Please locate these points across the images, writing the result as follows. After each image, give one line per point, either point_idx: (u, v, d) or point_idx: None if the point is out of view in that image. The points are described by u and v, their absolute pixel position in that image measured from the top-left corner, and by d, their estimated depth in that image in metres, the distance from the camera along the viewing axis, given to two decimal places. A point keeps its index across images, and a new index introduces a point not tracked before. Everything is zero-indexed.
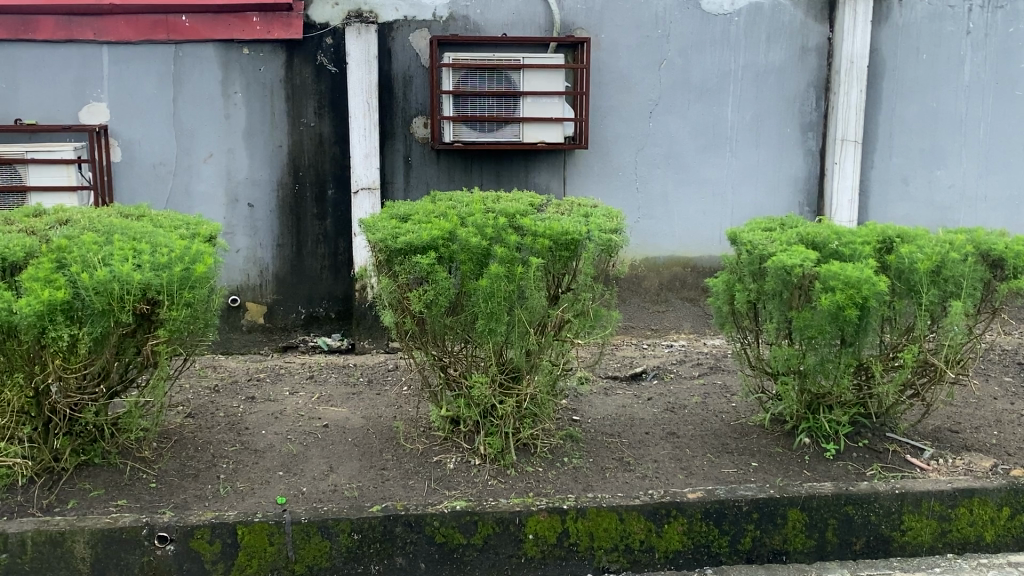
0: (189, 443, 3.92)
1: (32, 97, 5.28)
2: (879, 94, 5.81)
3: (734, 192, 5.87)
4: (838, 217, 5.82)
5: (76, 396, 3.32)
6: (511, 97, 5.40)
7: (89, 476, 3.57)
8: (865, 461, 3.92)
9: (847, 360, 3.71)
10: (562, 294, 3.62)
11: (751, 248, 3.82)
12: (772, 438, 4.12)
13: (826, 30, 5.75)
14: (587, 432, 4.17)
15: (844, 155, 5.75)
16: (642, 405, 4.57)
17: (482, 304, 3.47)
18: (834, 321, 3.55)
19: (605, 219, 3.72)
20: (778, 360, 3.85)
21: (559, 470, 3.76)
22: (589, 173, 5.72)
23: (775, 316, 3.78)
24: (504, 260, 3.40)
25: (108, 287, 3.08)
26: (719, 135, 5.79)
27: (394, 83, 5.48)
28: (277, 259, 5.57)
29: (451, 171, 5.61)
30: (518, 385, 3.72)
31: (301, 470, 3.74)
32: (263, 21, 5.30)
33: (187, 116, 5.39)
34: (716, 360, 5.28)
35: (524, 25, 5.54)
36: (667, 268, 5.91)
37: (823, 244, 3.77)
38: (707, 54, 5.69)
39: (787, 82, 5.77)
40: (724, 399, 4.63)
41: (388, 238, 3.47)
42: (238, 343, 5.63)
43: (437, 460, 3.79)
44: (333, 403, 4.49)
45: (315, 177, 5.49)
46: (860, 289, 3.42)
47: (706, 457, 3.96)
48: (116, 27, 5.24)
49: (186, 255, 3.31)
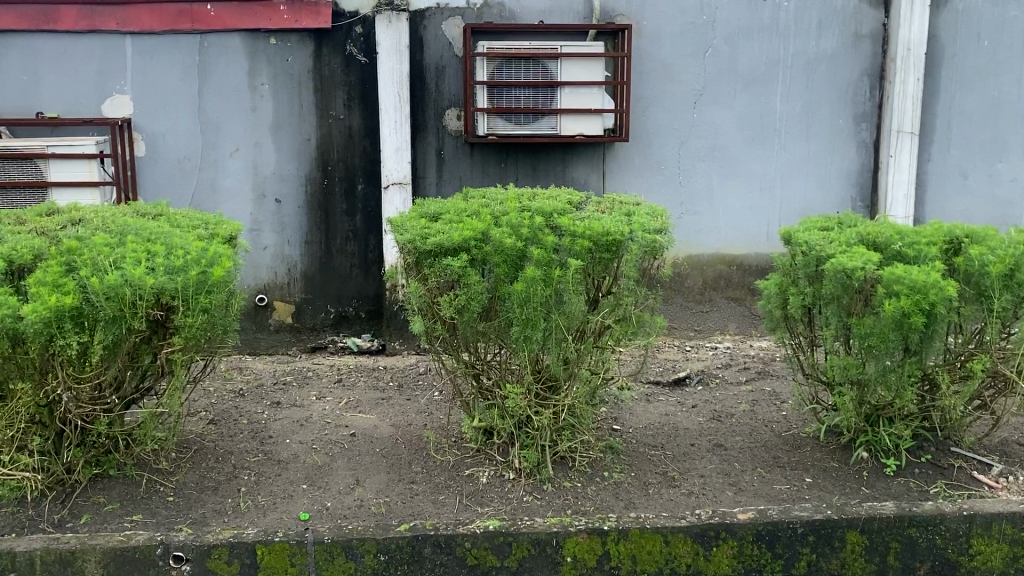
0: (210, 453, 3.73)
1: (54, 90, 5.12)
2: (936, 83, 5.50)
3: (782, 187, 5.59)
4: (893, 213, 5.51)
5: (89, 407, 3.15)
6: (548, 87, 5.16)
7: (105, 489, 3.39)
8: (928, 477, 3.65)
9: (910, 369, 3.43)
10: (603, 298, 3.42)
11: (807, 251, 3.55)
12: (827, 451, 3.86)
13: (881, 16, 5.44)
14: (628, 442, 3.93)
15: (899, 147, 5.45)
16: (686, 413, 4.32)
17: (517, 310, 3.25)
18: (898, 329, 3.28)
19: (649, 219, 3.48)
20: (836, 368, 3.59)
21: (599, 485, 3.53)
22: (630, 166, 5.46)
23: (831, 322, 3.54)
24: (541, 262, 3.20)
25: (120, 292, 2.92)
26: (767, 127, 5.51)
27: (427, 73, 5.26)
28: (306, 257, 5.38)
29: (485, 165, 5.38)
30: (555, 396, 3.50)
31: (326, 483, 3.54)
32: (291, 10, 5.10)
33: (213, 108, 5.21)
34: (765, 364, 5.01)
35: (563, 11, 5.29)
36: (712, 266, 5.64)
37: (885, 245, 3.50)
38: (755, 41, 5.41)
39: (840, 70, 5.47)
40: (774, 408, 4.38)
41: (418, 239, 3.26)
42: (266, 343, 5.44)
43: (470, 474, 3.58)
44: (362, 409, 4.29)
45: (345, 172, 5.29)
46: (926, 294, 3.16)
47: (755, 472, 3.71)
48: (139, 16, 5.08)
49: (203, 257, 3.12)
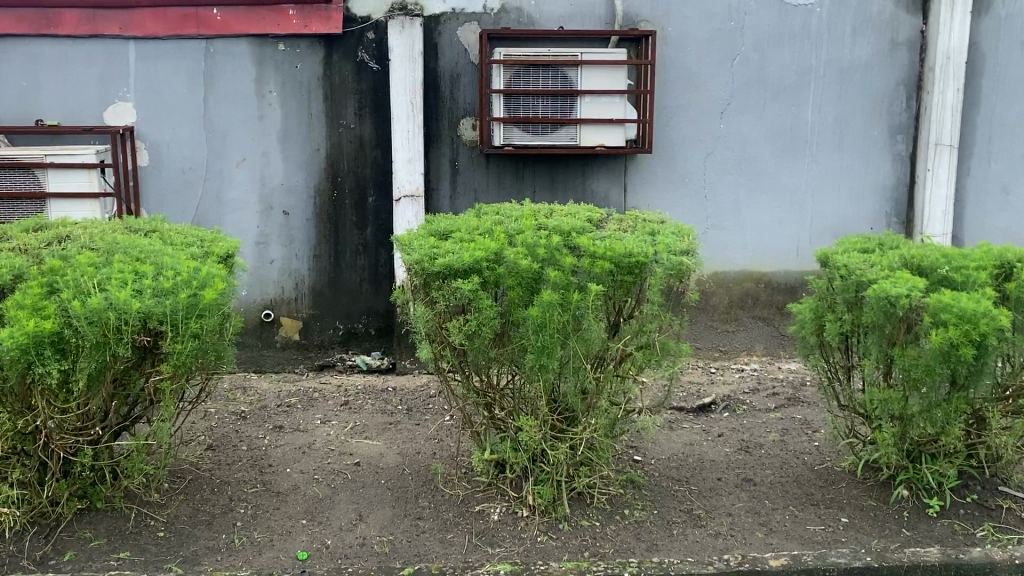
0: (205, 484, 3.51)
1: (54, 97, 4.94)
2: (977, 93, 5.23)
3: (813, 201, 5.33)
4: (930, 229, 5.24)
5: (73, 437, 2.96)
6: (567, 97, 4.92)
7: (91, 523, 3.18)
8: (975, 520, 3.37)
9: (957, 406, 3.17)
10: (625, 322, 3.18)
11: (846, 275, 3.31)
12: (864, 488, 3.59)
13: (918, 22, 5.18)
14: (650, 475, 3.69)
15: (938, 160, 5.18)
16: (712, 443, 4.07)
17: (533, 336, 3.02)
18: (945, 361, 3.02)
19: (674, 239, 3.24)
20: (876, 401, 3.33)
21: (619, 525, 3.29)
22: (653, 179, 5.22)
23: (872, 352, 3.29)
24: (559, 285, 2.97)
25: (103, 317, 2.71)
26: (798, 138, 5.25)
27: (441, 81, 5.04)
28: (313, 271, 5.17)
29: (501, 177, 5.15)
30: (572, 428, 3.26)
31: (326, 519, 3.32)
32: (300, 14, 4.89)
33: (219, 116, 5.01)
34: (794, 390, 4.75)
35: (584, 17, 5.05)
36: (738, 283, 5.39)
37: (931, 269, 3.24)
38: (786, 48, 5.15)
39: (874, 80, 5.22)
40: (805, 438, 4.13)
41: (425, 260, 3.03)
42: (272, 360, 5.24)
43: (481, 510, 3.34)
44: (367, 435, 4.06)
45: (355, 183, 5.08)
46: (977, 324, 2.91)
47: (787, 511, 3.46)
48: (143, 21, 4.88)
49: (195, 278, 2.90)
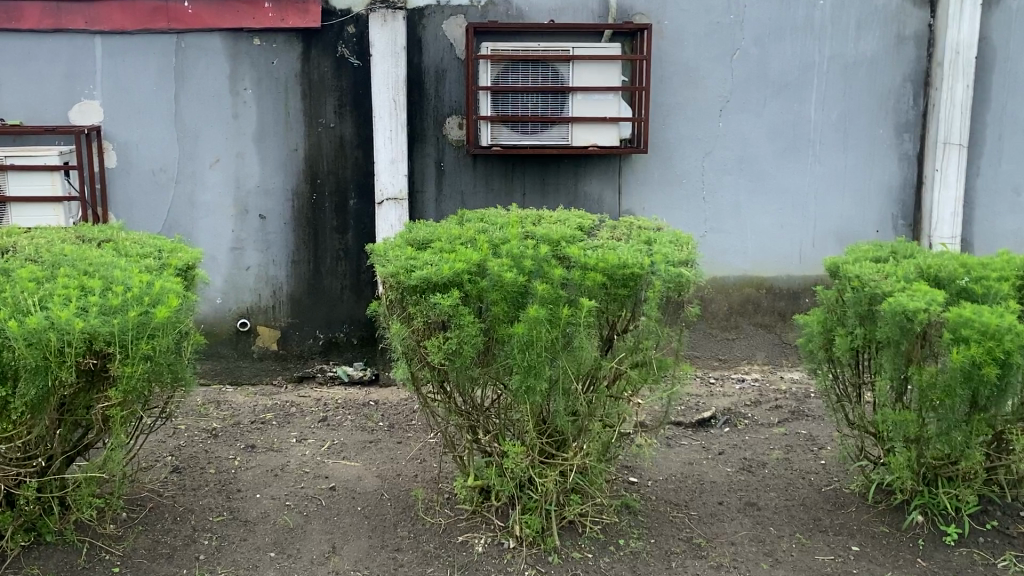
0: (166, 513, 3.26)
1: (17, 94, 4.67)
2: (987, 89, 4.99)
3: (816, 202, 5.09)
4: (938, 232, 5.00)
5: (14, 468, 2.71)
6: (558, 94, 4.66)
7: (40, 558, 2.93)
8: (996, 548, 3.13)
9: (978, 427, 2.92)
10: (619, 339, 2.97)
11: (859, 286, 3.08)
12: (875, 513, 3.36)
13: (926, 15, 4.94)
14: (647, 499, 3.45)
15: (946, 160, 4.94)
16: (712, 462, 3.83)
17: (518, 355, 2.77)
18: (967, 382, 2.77)
19: (672, 248, 3.01)
20: (890, 423, 3.10)
21: (613, 556, 3.04)
22: (649, 180, 4.98)
23: (886, 369, 3.05)
24: (546, 299, 2.72)
25: (43, 338, 2.45)
26: (800, 137, 5.01)
27: (425, 78, 4.78)
28: (292, 277, 4.92)
29: (489, 179, 4.90)
30: (562, 453, 3.02)
31: (297, 551, 3.07)
32: (276, 7, 4.64)
33: (191, 115, 4.75)
34: (798, 403, 4.51)
35: (575, 9, 4.79)
36: (739, 289, 5.15)
37: (949, 281, 3.00)
38: (788, 42, 4.91)
39: (880, 75, 4.97)
40: (810, 455, 3.89)
41: (401, 272, 2.79)
42: (248, 372, 4.98)
43: (464, 541, 3.10)
44: (345, 455, 3.81)
45: (335, 186, 4.83)
46: (1001, 341, 2.66)
47: (793, 539, 3.22)
48: (110, 14, 4.62)
49: (147, 294, 2.66)
